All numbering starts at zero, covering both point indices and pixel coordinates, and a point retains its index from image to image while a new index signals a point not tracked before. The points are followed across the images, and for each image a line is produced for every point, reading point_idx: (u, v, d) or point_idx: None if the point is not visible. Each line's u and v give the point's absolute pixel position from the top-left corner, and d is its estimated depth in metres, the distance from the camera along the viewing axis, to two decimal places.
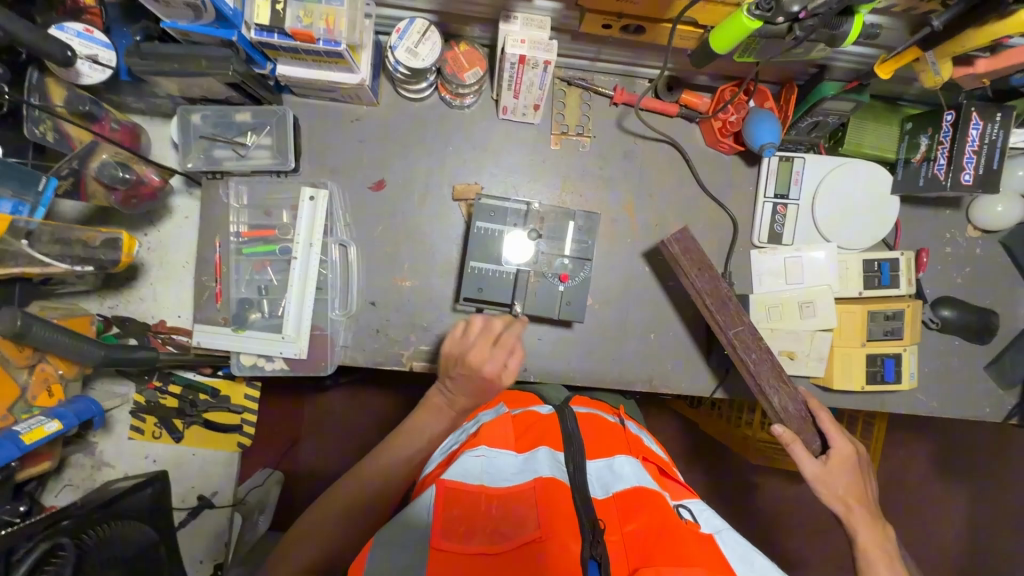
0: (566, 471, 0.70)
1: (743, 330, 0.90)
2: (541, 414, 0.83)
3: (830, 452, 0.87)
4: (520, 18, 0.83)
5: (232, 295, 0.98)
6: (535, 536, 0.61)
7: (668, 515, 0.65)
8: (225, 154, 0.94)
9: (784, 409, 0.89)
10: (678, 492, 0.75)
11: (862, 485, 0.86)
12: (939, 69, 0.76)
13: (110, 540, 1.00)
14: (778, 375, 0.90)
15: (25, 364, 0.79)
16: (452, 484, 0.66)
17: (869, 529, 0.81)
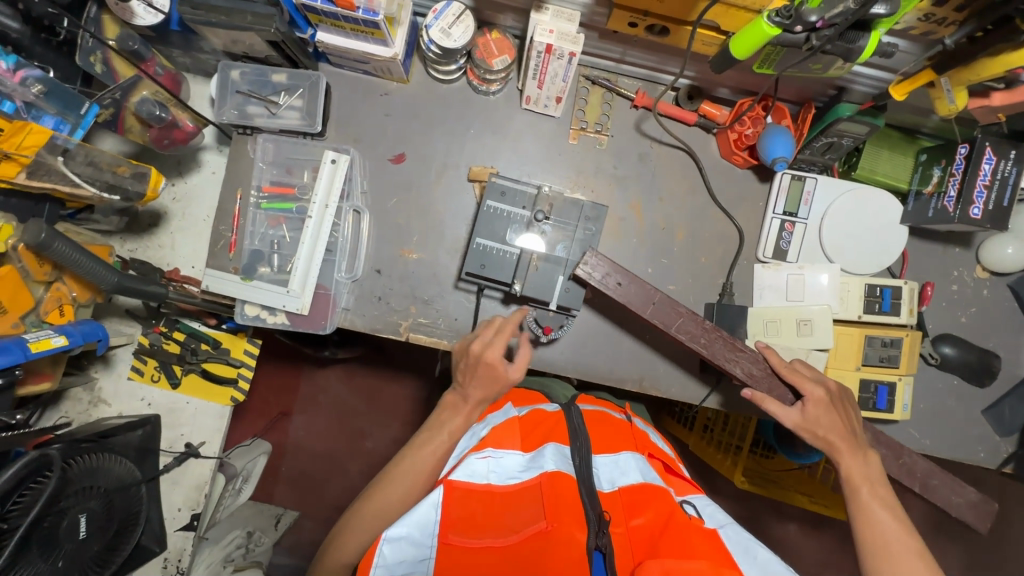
0: (572, 464, 0.69)
1: (685, 322, 0.93)
2: (547, 411, 0.80)
3: (805, 397, 0.90)
4: (551, 10, 0.86)
5: (245, 246, 1.01)
6: (543, 526, 0.61)
7: (674, 510, 0.65)
8: (258, 110, 0.99)
9: (749, 374, 0.93)
10: (683, 489, 0.75)
11: (846, 423, 0.88)
12: (953, 97, 0.77)
13: (97, 471, 1.03)
14: (732, 346, 0.94)
15: (43, 280, 0.83)
16: (460, 485, 0.65)
17: (855, 460, 0.85)
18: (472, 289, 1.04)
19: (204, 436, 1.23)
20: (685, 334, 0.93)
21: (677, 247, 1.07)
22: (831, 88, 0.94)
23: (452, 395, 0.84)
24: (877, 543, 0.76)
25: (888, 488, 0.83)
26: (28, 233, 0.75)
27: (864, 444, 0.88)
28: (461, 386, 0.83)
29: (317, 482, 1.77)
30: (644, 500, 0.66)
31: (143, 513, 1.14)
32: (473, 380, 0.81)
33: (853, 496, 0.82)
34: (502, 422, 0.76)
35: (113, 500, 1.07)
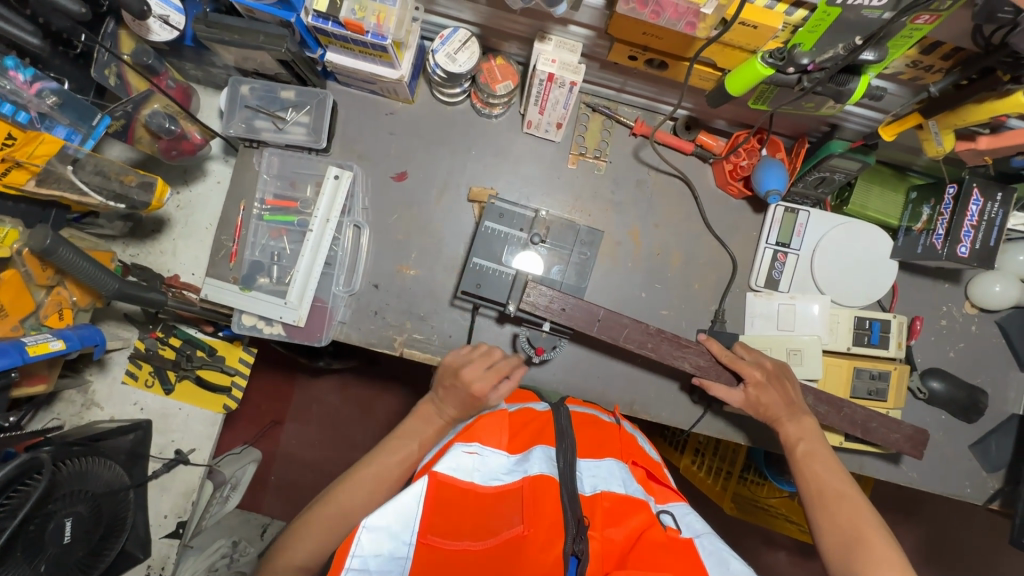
0: (557, 467, 0.70)
1: (630, 331, 0.94)
2: (538, 411, 0.83)
3: (744, 380, 0.93)
4: (554, 40, 0.89)
5: (245, 257, 1.02)
6: (520, 531, 0.64)
7: (651, 525, 0.67)
8: (265, 125, 1.01)
9: (699, 363, 0.95)
10: (664, 497, 0.76)
11: (785, 396, 0.91)
12: (942, 140, 0.79)
13: (85, 475, 1.03)
14: (677, 339, 0.96)
15: (46, 284, 0.85)
16: (444, 479, 0.64)
17: (793, 424, 0.89)
18: (468, 307, 1.06)
19: (195, 443, 1.24)
20: (633, 343, 0.94)
21: (671, 273, 1.08)
22: (824, 125, 0.97)
23: (431, 404, 0.87)
24: (819, 494, 0.79)
25: (827, 448, 0.86)
26: (33, 239, 0.76)
27: (805, 409, 0.91)
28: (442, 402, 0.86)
29: (306, 493, 1.77)
30: (626, 512, 0.68)
31: (129, 520, 1.14)
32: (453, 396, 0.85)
33: (794, 459, 0.85)
34: (489, 416, 0.78)
35: (101, 504, 1.06)
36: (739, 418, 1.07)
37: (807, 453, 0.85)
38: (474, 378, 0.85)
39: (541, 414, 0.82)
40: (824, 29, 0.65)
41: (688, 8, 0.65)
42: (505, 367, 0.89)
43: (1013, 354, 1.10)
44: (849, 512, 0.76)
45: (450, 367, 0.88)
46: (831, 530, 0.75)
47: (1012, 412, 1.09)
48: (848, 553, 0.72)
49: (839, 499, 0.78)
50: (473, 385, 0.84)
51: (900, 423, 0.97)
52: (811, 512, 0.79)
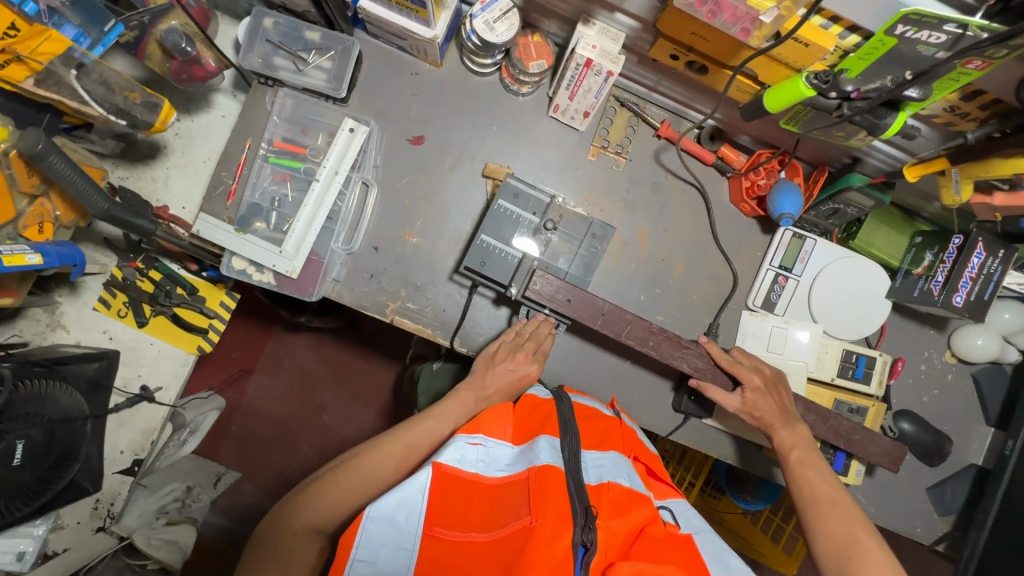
0: (561, 457, 0.73)
1: (629, 330, 0.93)
2: (540, 398, 0.89)
3: (742, 385, 0.94)
4: (598, 26, 0.87)
5: (244, 197, 0.98)
6: (528, 522, 0.64)
7: (652, 521, 0.71)
8: (284, 63, 0.96)
9: (695, 367, 0.96)
10: (663, 492, 0.82)
11: (779, 404, 0.93)
12: (960, 189, 0.81)
13: (41, 398, 1.00)
14: (676, 342, 0.96)
15: (29, 193, 0.80)
16: (448, 469, 0.70)
17: (786, 430, 0.91)
18: (466, 284, 1.04)
19: (162, 382, 1.19)
20: (633, 341, 0.93)
21: (672, 280, 1.08)
22: (847, 156, 0.97)
23: (468, 391, 0.89)
24: (813, 498, 0.82)
25: (817, 454, 0.88)
26: (24, 141, 0.71)
27: (797, 417, 0.93)
28: (485, 386, 0.90)
29: (266, 448, 1.74)
30: (630, 505, 0.72)
31: (83, 451, 1.08)
32: (498, 383, 0.90)
33: (788, 464, 0.87)
34: (498, 405, 0.84)
35: (56, 430, 1.03)
36: (715, 431, 1.09)
37: (802, 459, 0.87)
38: (520, 364, 0.92)
39: (545, 401, 0.87)
40: (875, 59, 0.65)
41: (747, 13, 0.64)
42: (546, 342, 0.97)
43: (981, 406, 1.14)
44: (842, 516, 0.78)
45: (499, 351, 0.94)
46: (828, 537, 0.77)
47: (971, 462, 1.13)
48: (845, 558, 0.73)
49: (833, 505, 0.80)
50: (529, 367, 0.92)
51: (876, 452, 0.98)
52: (806, 518, 0.80)
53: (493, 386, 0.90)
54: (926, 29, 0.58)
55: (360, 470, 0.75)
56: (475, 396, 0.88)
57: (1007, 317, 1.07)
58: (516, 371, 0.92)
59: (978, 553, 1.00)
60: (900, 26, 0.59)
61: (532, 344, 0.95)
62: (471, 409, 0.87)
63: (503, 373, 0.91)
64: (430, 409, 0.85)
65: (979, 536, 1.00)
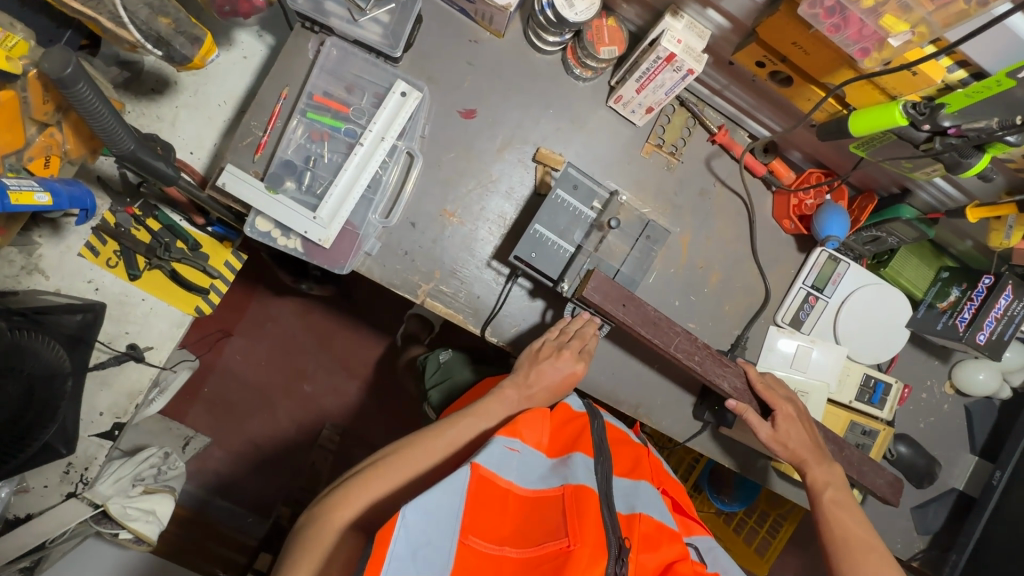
0: (595, 479, 0.71)
1: (680, 342, 0.91)
2: (575, 410, 0.85)
3: (775, 413, 0.94)
4: (686, 19, 0.83)
5: (276, 153, 0.89)
6: (565, 544, 0.61)
7: (681, 558, 0.68)
8: (337, 10, 0.87)
9: (734, 387, 0.95)
10: (688, 527, 0.80)
11: (810, 437, 0.94)
12: (1011, 235, 0.86)
13: (21, 351, 0.90)
14: (718, 359, 0.95)
15: (40, 120, 0.71)
16: (485, 473, 0.66)
17: (819, 468, 0.92)
18: (503, 272, 0.99)
19: (153, 341, 1.09)
20: (682, 353, 0.91)
21: (708, 289, 1.07)
22: (897, 186, 0.98)
23: (511, 389, 0.86)
24: (846, 543, 0.83)
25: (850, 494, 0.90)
26: (49, 60, 0.61)
27: (830, 454, 0.94)
28: (529, 386, 0.86)
29: (240, 412, 1.65)
30: (659, 540, 0.69)
31: (61, 410, 0.97)
32: (543, 381, 0.87)
33: (821, 503, 0.88)
34: (534, 411, 0.81)
35: (35, 387, 0.93)
36: (728, 441, 1.10)
37: (834, 498, 0.88)
38: (563, 362, 0.89)
39: (578, 416, 0.83)
40: (980, 98, 0.65)
41: (875, 32, 0.61)
42: (589, 342, 0.92)
43: (968, 436, 1.20)
44: (876, 565, 0.80)
45: (542, 349, 0.91)
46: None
47: (953, 486, 1.20)
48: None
49: (868, 552, 0.82)
50: (574, 367, 0.89)
51: (886, 473, 1.02)
52: (837, 559, 0.82)
53: (538, 385, 0.87)
54: None
55: (401, 466, 0.72)
56: (518, 395, 0.85)
57: (1009, 355, 1.13)
58: (561, 368, 0.89)
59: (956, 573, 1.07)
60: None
61: (578, 343, 0.92)
62: (513, 408, 0.85)
63: (548, 371, 0.88)
64: (472, 407, 0.82)
65: (960, 557, 1.07)
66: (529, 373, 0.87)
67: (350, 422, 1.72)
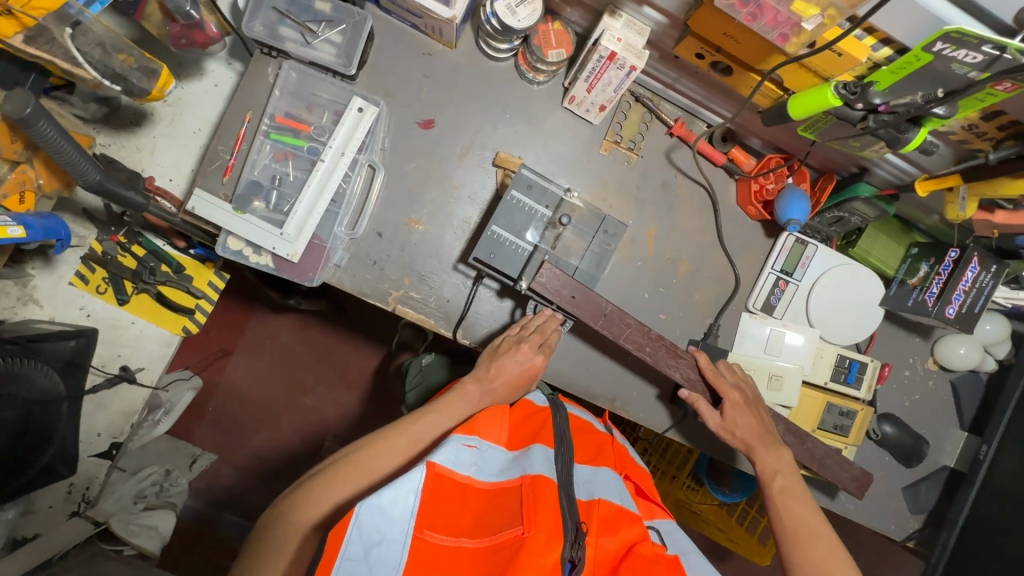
0: (554, 470, 0.74)
1: (631, 331, 0.95)
2: (537, 405, 0.89)
3: (723, 401, 0.97)
4: (624, 18, 0.85)
5: (243, 174, 0.93)
6: (520, 532, 0.64)
7: (642, 539, 0.71)
8: (291, 34, 0.91)
9: (688, 377, 0.99)
10: (651, 512, 0.83)
11: (759, 423, 0.97)
12: (965, 206, 0.84)
13: (16, 378, 0.95)
14: (674, 353, 0.99)
15: (11, 159, 0.76)
16: (441, 470, 0.68)
17: (768, 455, 0.94)
18: (471, 274, 1.02)
19: (145, 362, 1.14)
20: (632, 345, 0.95)
21: (677, 280, 1.08)
22: (855, 166, 0.98)
23: (472, 384, 0.89)
24: (795, 532, 0.85)
25: (799, 481, 0.92)
26: (9, 103, 0.65)
27: (779, 440, 0.97)
28: (490, 380, 0.90)
29: (242, 427, 1.68)
30: (620, 522, 0.72)
31: (59, 433, 1.02)
32: (503, 376, 0.90)
33: (771, 493, 0.90)
34: (491, 408, 0.83)
35: (31, 412, 0.98)
36: (708, 430, 1.11)
37: (783, 488, 0.90)
38: (523, 356, 0.92)
39: (541, 409, 0.88)
40: (907, 73, 0.65)
41: (789, 18, 0.63)
42: (549, 332, 0.96)
43: (957, 412, 1.19)
44: (824, 554, 0.81)
45: (505, 344, 0.94)
46: (805, 566, 0.81)
47: (944, 464, 1.18)
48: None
49: (815, 540, 0.83)
50: (533, 360, 0.93)
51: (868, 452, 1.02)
52: (786, 546, 0.84)
53: (499, 379, 0.90)
54: (965, 48, 0.59)
55: (365, 463, 0.75)
56: (480, 389, 0.89)
57: (989, 328, 1.12)
58: (522, 362, 0.92)
59: (948, 551, 1.06)
60: (939, 44, 0.59)
61: (539, 338, 0.95)
62: (475, 402, 0.88)
63: (509, 365, 0.92)
64: (434, 402, 0.85)
65: (951, 534, 1.06)
66: (487, 372, 0.90)
67: (349, 432, 1.75)
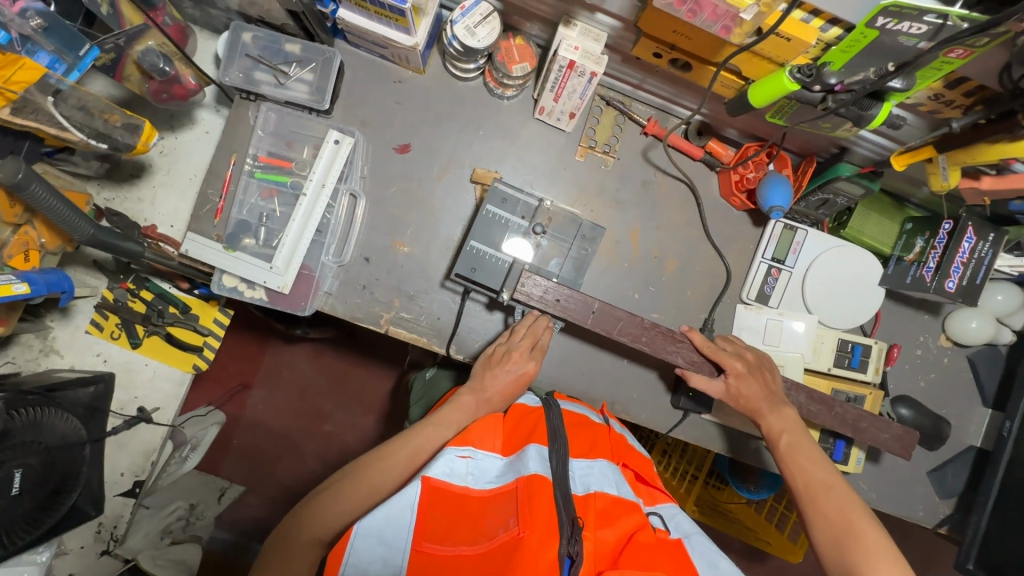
0: (549, 467, 0.73)
1: (624, 324, 0.94)
2: (530, 406, 0.88)
3: (726, 371, 0.96)
4: (579, 27, 0.86)
5: (232, 215, 0.97)
6: (516, 532, 0.64)
7: (641, 527, 0.71)
8: (265, 78, 0.96)
9: (688, 360, 0.97)
10: (653, 498, 0.82)
11: (764, 386, 0.95)
12: (948, 175, 0.81)
13: (38, 425, 1.00)
14: (671, 338, 0.97)
15: (12, 222, 0.82)
16: (437, 484, 0.70)
17: (774, 416, 0.93)
18: (459, 290, 1.03)
19: (159, 402, 1.19)
20: (627, 337, 0.94)
21: (667, 278, 1.08)
22: (834, 147, 0.97)
23: (468, 395, 0.91)
24: (807, 486, 0.85)
25: (807, 437, 0.91)
26: (3, 171, 0.71)
27: (783, 398, 0.95)
28: (484, 389, 0.91)
29: (267, 460, 1.72)
30: (618, 513, 0.72)
31: (83, 475, 1.07)
32: (497, 385, 0.91)
33: (779, 454, 0.90)
34: (486, 417, 0.84)
35: (54, 457, 1.02)
36: (714, 426, 1.09)
37: (791, 445, 0.89)
38: (515, 363, 0.94)
39: (533, 410, 0.86)
40: (857, 51, 0.65)
41: (727, 11, 0.64)
42: (539, 328, 0.97)
43: (978, 388, 1.14)
44: (837, 503, 0.81)
45: (497, 354, 0.95)
46: (824, 529, 0.80)
47: (970, 443, 1.14)
48: (843, 544, 0.76)
49: (828, 491, 0.83)
50: (527, 367, 0.93)
51: (881, 437, 0.98)
52: (801, 505, 0.84)
53: (493, 389, 0.91)
54: (907, 20, 0.58)
55: (367, 478, 0.77)
56: (475, 400, 0.90)
57: (1000, 299, 1.07)
58: (514, 371, 0.93)
59: (980, 535, 1.00)
60: (881, 19, 0.59)
61: (530, 341, 0.96)
62: (472, 414, 0.89)
63: (502, 375, 0.93)
64: (432, 415, 0.87)
65: (981, 517, 1.01)
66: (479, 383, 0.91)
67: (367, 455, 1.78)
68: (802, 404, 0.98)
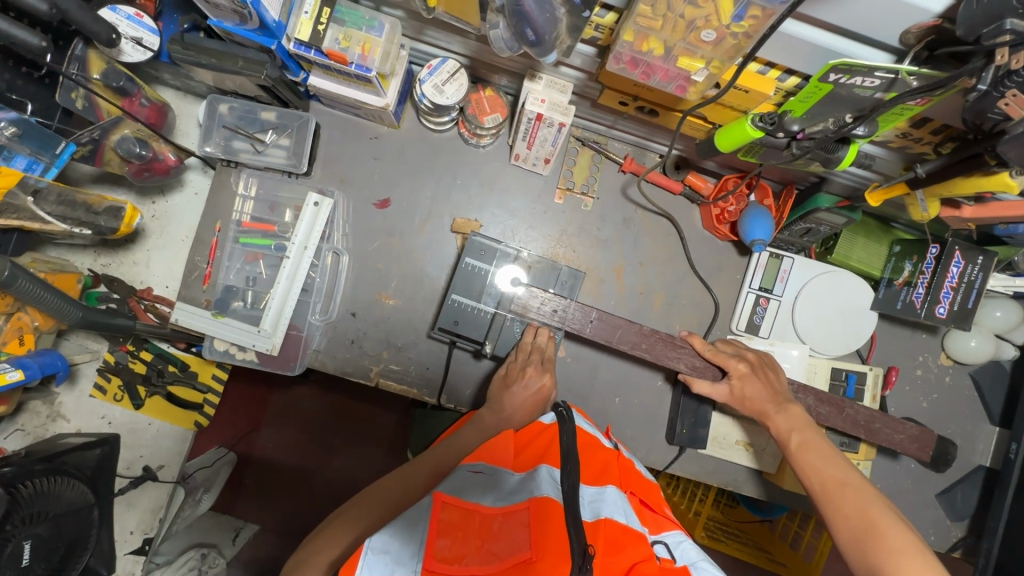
0: (561, 491, 0.69)
1: (624, 331, 0.97)
2: (543, 423, 0.84)
3: (728, 374, 0.96)
4: (544, 80, 0.86)
5: (219, 281, 1.00)
6: (525, 556, 0.62)
7: (646, 559, 0.66)
8: (243, 146, 0.98)
9: (692, 366, 0.98)
10: (659, 525, 0.77)
11: (769, 387, 0.94)
12: (927, 207, 0.78)
13: (49, 494, 1.00)
14: (671, 343, 0.99)
15: (4, 312, 0.86)
16: (448, 498, 0.65)
17: (781, 416, 0.91)
18: (445, 340, 1.04)
19: (164, 459, 1.21)
20: (627, 345, 0.96)
21: (653, 313, 1.08)
22: (812, 175, 0.96)
23: (488, 416, 0.89)
24: (822, 487, 0.80)
25: (818, 437, 0.88)
26: None
27: (789, 398, 0.93)
28: (502, 409, 0.89)
29: (277, 498, 1.62)
30: (624, 543, 0.67)
31: (93, 537, 1.10)
32: (515, 403, 0.90)
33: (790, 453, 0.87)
34: (497, 436, 0.80)
35: (64, 524, 1.03)
36: (711, 460, 1.10)
37: (801, 445, 0.86)
38: (517, 381, 0.93)
39: (548, 427, 0.82)
40: (816, 100, 0.64)
41: (679, 72, 0.65)
42: (545, 332, 0.99)
43: (983, 406, 1.12)
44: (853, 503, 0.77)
45: (505, 379, 0.95)
46: (858, 554, 0.72)
47: (979, 463, 1.11)
48: (864, 546, 0.72)
49: (842, 490, 0.79)
50: (535, 386, 0.92)
51: (897, 438, 0.98)
52: (819, 509, 0.79)
53: (510, 408, 0.90)
54: (859, 74, 0.57)
55: (387, 497, 0.73)
56: (495, 420, 0.88)
57: (998, 315, 1.02)
58: (531, 387, 0.92)
59: (992, 564, 0.96)
60: (833, 75, 0.58)
61: (537, 356, 0.96)
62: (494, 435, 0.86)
63: (520, 393, 0.91)
64: (449, 440, 0.85)
65: (991, 544, 0.96)
66: (497, 412, 0.89)
67: None
68: (812, 407, 0.98)
